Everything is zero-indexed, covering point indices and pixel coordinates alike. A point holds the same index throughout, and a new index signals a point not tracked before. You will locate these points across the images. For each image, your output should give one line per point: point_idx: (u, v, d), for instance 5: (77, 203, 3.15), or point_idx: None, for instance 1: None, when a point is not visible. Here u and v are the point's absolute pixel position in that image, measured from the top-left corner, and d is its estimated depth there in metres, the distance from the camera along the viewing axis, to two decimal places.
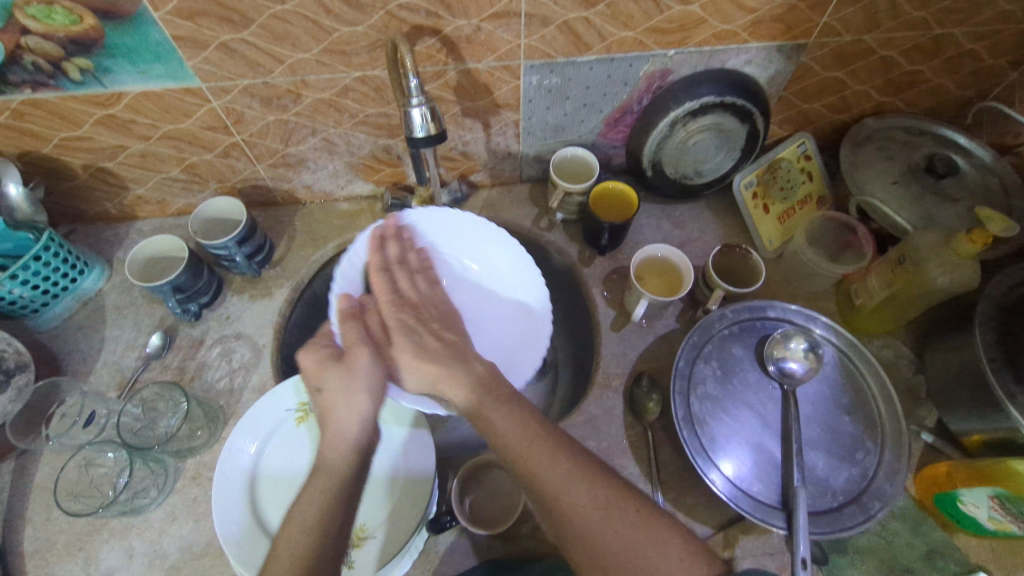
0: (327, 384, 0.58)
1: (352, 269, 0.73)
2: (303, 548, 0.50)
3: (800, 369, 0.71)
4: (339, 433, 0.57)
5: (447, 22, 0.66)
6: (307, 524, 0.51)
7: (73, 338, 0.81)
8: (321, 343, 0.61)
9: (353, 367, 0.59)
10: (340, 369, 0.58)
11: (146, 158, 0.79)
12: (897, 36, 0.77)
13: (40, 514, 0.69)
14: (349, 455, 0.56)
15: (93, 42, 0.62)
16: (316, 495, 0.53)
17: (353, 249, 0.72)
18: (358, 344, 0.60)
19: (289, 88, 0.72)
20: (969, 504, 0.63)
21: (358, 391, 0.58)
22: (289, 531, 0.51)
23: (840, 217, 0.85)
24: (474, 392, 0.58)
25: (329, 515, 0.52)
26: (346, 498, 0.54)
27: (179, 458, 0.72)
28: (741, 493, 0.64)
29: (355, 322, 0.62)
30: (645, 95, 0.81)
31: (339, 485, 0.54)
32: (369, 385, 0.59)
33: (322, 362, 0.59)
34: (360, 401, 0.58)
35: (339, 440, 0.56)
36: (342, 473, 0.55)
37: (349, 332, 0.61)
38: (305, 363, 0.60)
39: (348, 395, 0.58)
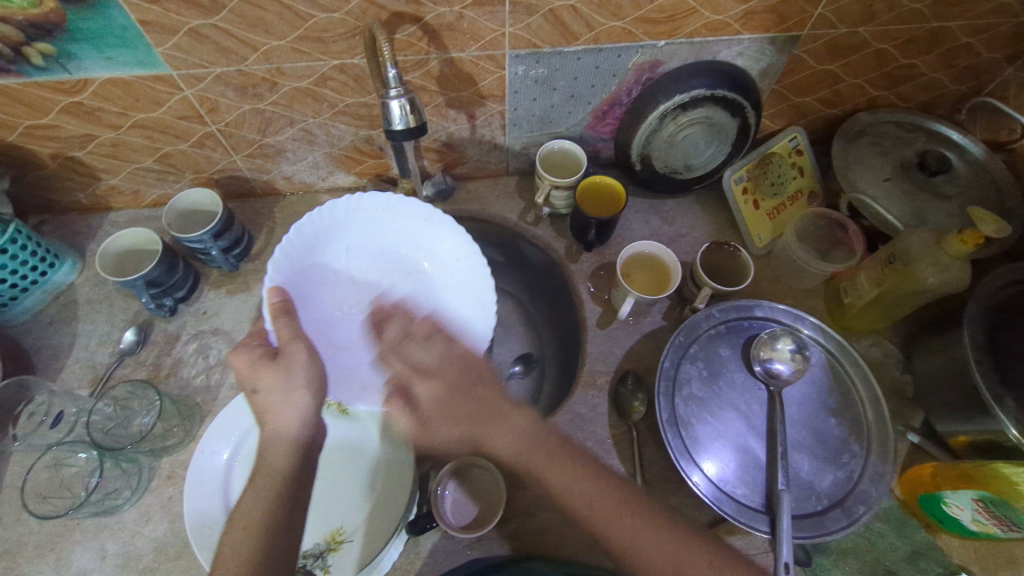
0: (263, 385, 0.56)
1: (284, 259, 0.67)
2: (252, 546, 0.51)
3: (787, 370, 0.70)
4: (279, 432, 0.56)
5: (428, 9, 0.63)
6: (253, 524, 0.52)
7: (44, 333, 0.78)
8: (254, 343, 0.59)
9: (289, 364, 0.57)
10: (276, 369, 0.56)
11: (117, 148, 0.76)
12: (892, 29, 0.75)
13: (10, 515, 0.67)
14: (292, 453, 0.55)
15: (55, 26, 0.59)
16: (260, 496, 0.53)
17: (285, 238, 0.67)
18: (293, 341, 0.58)
19: (264, 76, 0.69)
20: (954, 505, 0.62)
21: (295, 387, 0.57)
22: (234, 533, 0.52)
23: (831, 214, 0.83)
24: (521, 449, 0.57)
25: (270, 512, 0.53)
26: (291, 491, 0.54)
27: (153, 458, 0.70)
28: (725, 496, 0.63)
29: (288, 317, 0.59)
30: (634, 87, 0.79)
31: (281, 481, 0.54)
32: (309, 380, 0.58)
33: (257, 361, 0.57)
34: (296, 397, 0.57)
35: (280, 439, 0.56)
36: (285, 471, 0.55)
37: (282, 328, 0.58)
38: (237, 364, 0.58)
39: (286, 393, 0.56)
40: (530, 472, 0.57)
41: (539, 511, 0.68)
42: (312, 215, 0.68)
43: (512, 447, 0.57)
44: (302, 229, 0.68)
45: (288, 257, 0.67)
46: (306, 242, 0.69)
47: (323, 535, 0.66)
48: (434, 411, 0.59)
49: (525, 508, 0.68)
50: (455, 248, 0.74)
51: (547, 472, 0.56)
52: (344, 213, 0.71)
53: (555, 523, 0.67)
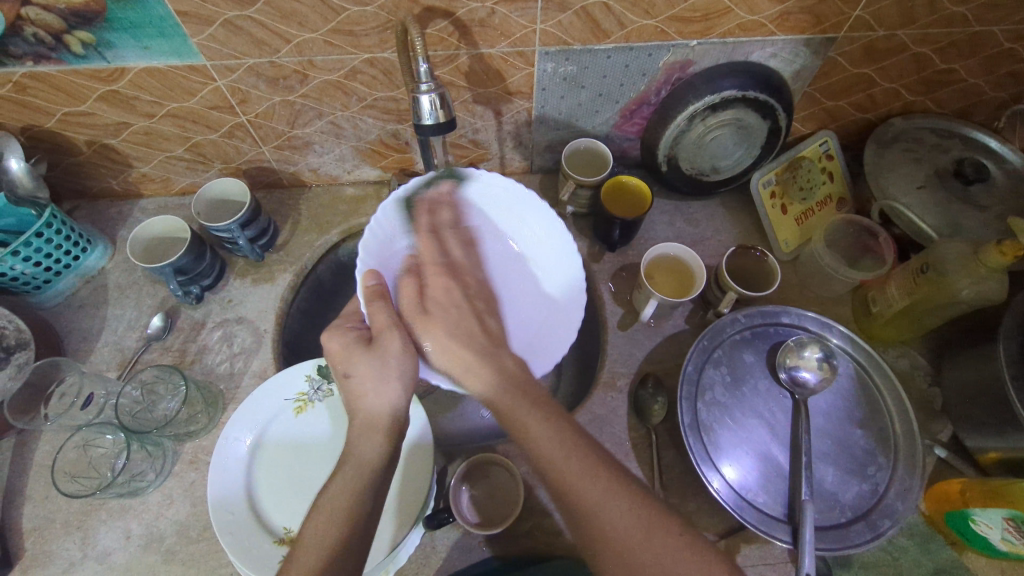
0: (357, 371, 0.56)
1: (376, 240, 0.63)
2: (334, 537, 0.48)
3: (813, 379, 0.69)
4: (370, 416, 0.55)
5: (460, 5, 0.63)
6: (338, 515, 0.49)
7: (75, 316, 0.80)
8: (348, 326, 0.60)
9: (385, 352, 0.56)
10: (370, 355, 0.56)
11: (150, 136, 0.78)
12: (932, 32, 0.73)
13: (39, 492, 0.69)
14: (382, 443, 0.54)
15: (95, 15, 0.60)
16: (346, 487, 0.51)
17: (376, 218, 0.62)
18: (388, 328, 0.57)
19: (296, 69, 0.70)
20: (983, 523, 0.60)
21: (389, 377, 0.56)
22: (315, 520, 0.49)
23: (862, 221, 0.81)
24: (500, 386, 0.56)
25: (361, 503, 0.50)
26: (374, 486, 0.52)
27: (177, 442, 0.71)
28: (746, 504, 0.62)
29: (383, 301, 0.58)
30: (663, 87, 0.78)
31: (369, 473, 0.52)
32: (403, 371, 0.56)
33: (350, 345, 0.57)
34: (390, 388, 0.55)
35: (372, 426, 0.54)
36: (371, 464, 0.52)
37: (378, 314, 0.57)
38: (331, 348, 0.58)
39: (380, 380, 0.55)
40: (511, 418, 0.53)
41: (556, 510, 0.68)
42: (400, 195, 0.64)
43: (489, 389, 0.56)
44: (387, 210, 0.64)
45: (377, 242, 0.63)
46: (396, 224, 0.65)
47: None
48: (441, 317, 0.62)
49: (542, 506, 0.68)
50: (542, 231, 0.70)
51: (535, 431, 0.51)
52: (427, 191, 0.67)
53: None
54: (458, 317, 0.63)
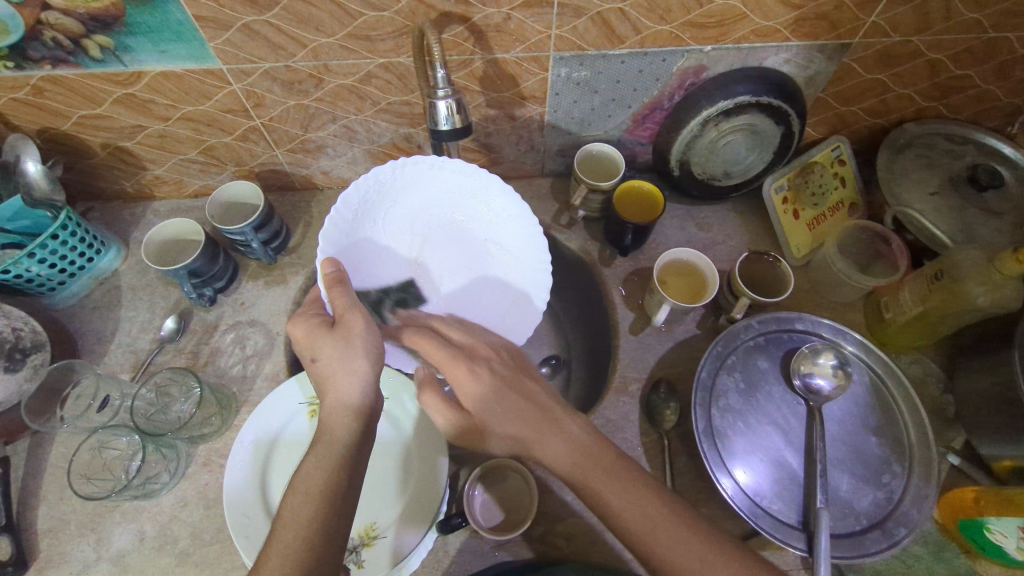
0: (322, 354, 0.55)
1: (335, 230, 0.68)
2: (309, 517, 0.47)
3: (828, 386, 0.68)
4: (339, 399, 0.54)
5: (476, 10, 0.63)
6: (312, 493, 0.49)
7: (88, 317, 0.80)
8: (313, 312, 0.59)
9: (349, 334, 0.56)
10: (335, 338, 0.55)
11: (164, 139, 0.78)
12: (947, 38, 0.73)
13: (54, 493, 0.69)
14: (353, 422, 0.53)
15: (114, 20, 0.60)
16: (321, 466, 0.50)
17: (333, 210, 0.68)
18: (349, 309, 0.57)
19: (311, 73, 0.70)
20: (997, 532, 0.60)
21: (354, 354, 0.55)
22: (293, 499, 0.49)
23: (875, 228, 0.80)
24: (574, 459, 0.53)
25: (332, 485, 0.49)
26: (350, 465, 0.51)
27: (190, 444, 0.71)
28: (761, 510, 0.62)
29: (342, 286, 0.59)
30: (676, 92, 0.78)
31: (342, 452, 0.52)
32: (367, 347, 0.56)
33: (314, 328, 0.57)
34: (357, 365, 0.55)
35: (343, 409, 0.53)
36: (342, 445, 0.52)
37: (337, 297, 0.58)
38: (296, 335, 0.57)
39: (344, 359, 0.55)
40: (588, 487, 0.52)
41: (568, 515, 0.68)
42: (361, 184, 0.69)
43: (568, 454, 0.53)
44: (348, 199, 0.68)
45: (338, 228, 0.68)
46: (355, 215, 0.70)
47: (358, 530, 0.65)
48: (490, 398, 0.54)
49: (554, 511, 0.68)
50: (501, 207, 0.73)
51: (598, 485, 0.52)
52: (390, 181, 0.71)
53: (583, 528, 0.67)
54: (499, 397, 0.55)
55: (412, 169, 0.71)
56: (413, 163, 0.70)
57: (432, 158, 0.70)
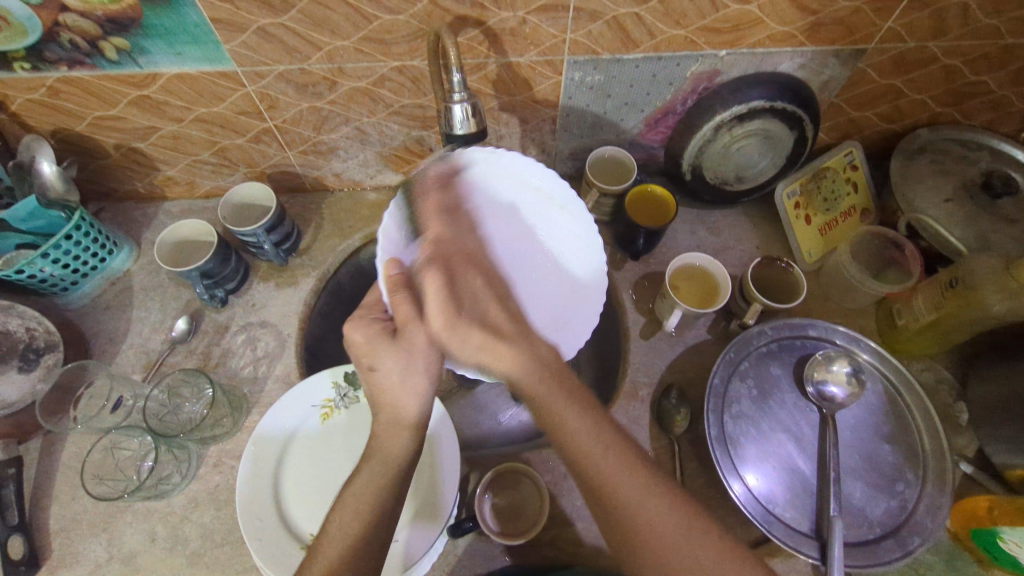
0: (383, 365, 0.53)
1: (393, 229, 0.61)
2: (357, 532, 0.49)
3: (841, 393, 0.68)
4: (395, 415, 0.53)
5: (492, 13, 0.63)
6: (359, 508, 0.50)
7: (100, 317, 0.81)
8: (371, 316, 0.55)
9: (410, 348, 0.52)
10: (395, 350, 0.52)
11: (177, 141, 0.78)
12: (964, 44, 0.73)
13: (66, 493, 0.69)
14: (406, 439, 0.53)
15: (131, 22, 0.60)
16: (371, 482, 0.51)
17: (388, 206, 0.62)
18: (414, 322, 0.52)
19: (325, 75, 0.70)
20: (1011, 542, 0.59)
21: (416, 371, 0.53)
22: (339, 516, 0.50)
23: (888, 233, 0.80)
24: (538, 376, 0.52)
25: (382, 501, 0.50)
26: (401, 481, 0.52)
27: (201, 445, 0.72)
28: (773, 517, 0.62)
29: (408, 291, 0.53)
30: (689, 97, 0.78)
31: (397, 473, 0.52)
32: (429, 364, 0.53)
33: (374, 336, 0.53)
34: (418, 382, 0.53)
35: (400, 425, 0.53)
36: (399, 460, 0.52)
37: (401, 305, 0.52)
38: (354, 339, 0.54)
39: (405, 372, 0.53)
40: (552, 416, 0.51)
41: (578, 520, 0.68)
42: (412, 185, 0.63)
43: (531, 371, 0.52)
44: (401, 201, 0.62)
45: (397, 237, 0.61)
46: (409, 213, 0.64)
47: None
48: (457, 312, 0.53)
49: (564, 516, 0.68)
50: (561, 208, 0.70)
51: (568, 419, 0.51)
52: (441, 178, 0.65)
53: (592, 533, 0.67)
54: (487, 304, 0.56)
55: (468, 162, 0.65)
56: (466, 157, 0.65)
57: (485, 151, 0.65)
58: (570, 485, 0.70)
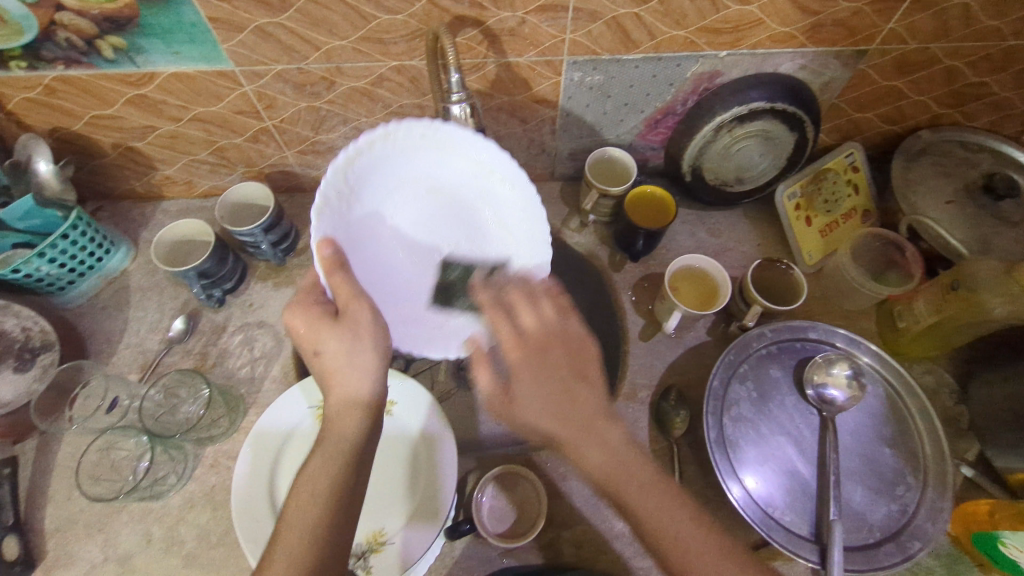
0: (328, 347, 0.53)
1: (330, 207, 0.57)
2: (315, 517, 0.48)
3: (842, 397, 0.68)
4: (345, 396, 0.53)
5: (490, 13, 0.63)
6: (317, 492, 0.49)
7: (97, 317, 0.80)
8: (315, 299, 0.56)
9: (354, 325, 0.54)
10: (339, 328, 0.54)
11: (175, 140, 0.78)
12: (966, 46, 0.72)
13: (62, 494, 0.69)
14: (359, 418, 0.53)
15: (127, 21, 0.60)
16: (327, 465, 0.51)
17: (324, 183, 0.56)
18: (355, 299, 0.54)
19: (323, 75, 0.69)
20: (1012, 546, 0.59)
21: (363, 348, 0.54)
22: (296, 505, 0.49)
23: (888, 235, 0.80)
24: (610, 470, 0.50)
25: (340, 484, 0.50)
26: (355, 462, 0.51)
27: (198, 446, 0.71)
28: (772, 521, 0.62)
29: (345, 271, 0.55)
30: (691, 97, 0.77)
31: (351, 450, 0.52)
32: (375, 339, 0.55)
33: (317, 319, 0.54)
34: (362, 357, 0.54)
35: (350, 404, 0.53)
36: (353, 440, 0.52)
37: (340, 284, 0.54)
38: (295, 326, 0.55)
39: (352, 353, 0.53)
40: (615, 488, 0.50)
41: (576, 522, 0.68)
42: (349, 152, 0.57)
43: (603, 464, 0.50)
44: (338, 166, 0.56)
45: (333, 207, 0.58)
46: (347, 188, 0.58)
47: (365, 534, 0.64)
48: (523, 396, 0.51)
49: (562, 519, 0.68)
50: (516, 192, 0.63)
51: (627, 488, 0.50)
52: (382, 146, 0.58)
53: (591, 535, 0.67)
54: (545, 395, 0.51)
55: (413, 134, 0.58)
56: (408, 128, 0.58)
57: (431, 123, 0.58)
58: (569, 487, 0.70)
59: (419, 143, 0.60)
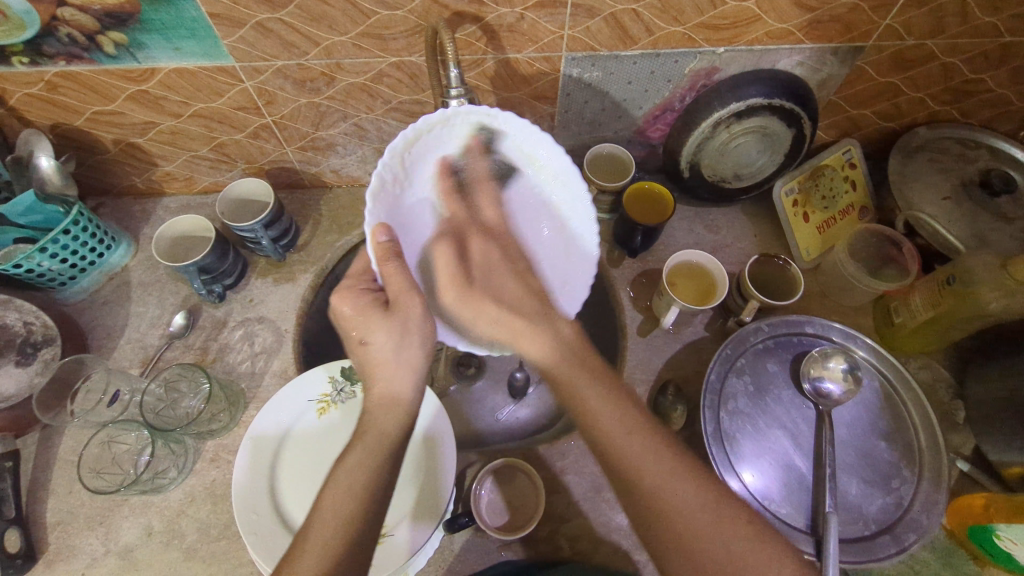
0: (375, 338, 0.53)
1: (384, 191, 0.55)
2: (350, 511, 0.48)
3: (838, 390, 0.68)
4: (388, 390, 0.53)
5: (489, 9, 0.63)
6: (356, 486, 0.49)
7: (98, 312, 0.81)
8: (361, 287, 0.56)
9: (404, 320, 0.54)
10: (390, 319, 0.53)
11: (176, 136, 0.78)
12: (962, 42, 0.72)
13: (63, 487, 0.69)
14: (402, 416, 0.53)
15: (128, 16, 0.60)
16: (366, 460, 0.50)
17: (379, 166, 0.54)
18: (406, 292, 0.54)
19: (323, 71, 0.70)
20: (1007, 540, 0.59)
21: (409, 343, 0.54)
22: (334, 492, 0.49)
23: (885, 231, 0.80)
24: (560, 360, 0.54)
25: (380, 479, 0.50)
26: (393, 459, 0.51)
27: (198, 439, 0.72)
28: (769, 514, 0.62)
29: (399, 261, 0.54)
30: (688, 94, 0.78)
31: (391, 446, 0.51)
32: (424, 334, 0.55)
33: (365, 307, 0.54)
34: (411, 353, 0.54)
35: (393, 400, 0.53)
36: (394, 437, 0.52)
37: (393, 274, 0.53)
38: (344, 311, 0.55)
39: (399, 347, 0.53)
40: (570, 390, 0.53)
41: (574, 515, 0.68)
42: (406, 136, 0.54)
43: (544, 355, 0.54)
44: (395, 149, 0.54)
45: (386, 191, 0.56)
46: (401, 172, 0.57)
47: None
48: (478, 287, 0.60)
49: (561, 512, 0.68)
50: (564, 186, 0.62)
51: (584, 393, 0.52)
52: (440, 131, 0.56)
53: (589, 528, 0.67)
54: (499, 280, 0.60)
55: (467, 120, 0.57)
56: (463, 113, 0.56)
57: (487, 110, 0.56)
58: (568, 481, 0.70)
59: (473, 129, 0.58)
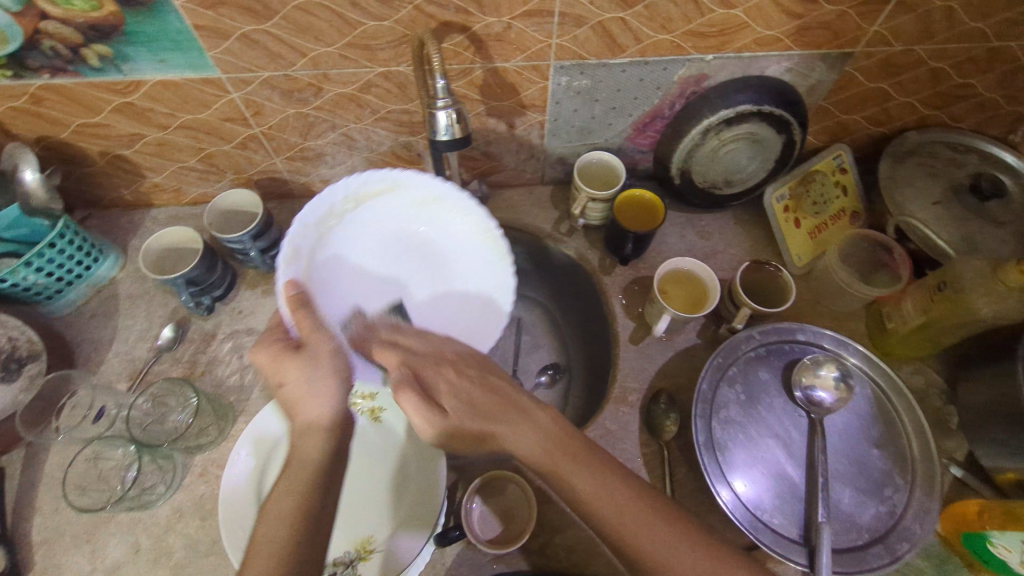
0: (289, 378, 0.55)
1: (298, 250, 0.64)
2: (281, 538, 0.48)
3: (829, 398, 0.68)
4: (308, 422, 0.55)
5: (477, 19, 0.63)
6: (285, 514, 0.50)
7: (85, 326, 0.80)
8: (277, 335, 0.58)
9: (315, 353, 0.56)
10: (300, 360, 0.55)
11: (163, 147, 0.78)
12: (950, 47, 0.73)
13: (49, 504, 0.69)
14: (324, 441, 0.54)
15: (112, 29, 0.60)
16: (292, 490, 0.51)
17: (291, 230, 0.62)
18: (314, 332, 0.57)
19: (311, 81, 0.69)
20: (1001, 546, 0.59)
21: (320, 375, 0.56)
22: (263, 523, 0.50)
23: (876, 236, 0.80)
24: (546, 450, 0.55)
25: (308, 505, 0.51)
26: (324, 481, 0.52)
27: (187, 454, 0.71)
28: (761, 524, 0.62)
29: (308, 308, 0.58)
30: (678, 100, 0.78)
31: (314, 474, 0.52)
32: (335, 369, 0.56)
33: (278, 352, 0.56)
34: (324, 384, 0.55)
35: (310, 429, 0.54)
36: (318, 462, 0.53)
37: (301, 320, 0.57)
38: (260, 362, 0.57)
39: (312, 382, 0.55)
40: (554, 474, 0.54)
41: (567, 527, 0.67)
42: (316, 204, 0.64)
43: (537, 447, 0.55)
44: (304, 221, 0.63)
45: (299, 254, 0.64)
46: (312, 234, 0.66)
47: (355, 543, 0.65)
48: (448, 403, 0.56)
49: (554, 524, 0.67)
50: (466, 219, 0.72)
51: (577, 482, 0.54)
52: (347, 199, 0.67)
53: (582, 540, 0.67)
54: (464, 394, 0.57)
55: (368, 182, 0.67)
56: (367, 177, 0.66)
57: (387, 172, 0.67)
58: None
59: (377, 191, 0.68)
